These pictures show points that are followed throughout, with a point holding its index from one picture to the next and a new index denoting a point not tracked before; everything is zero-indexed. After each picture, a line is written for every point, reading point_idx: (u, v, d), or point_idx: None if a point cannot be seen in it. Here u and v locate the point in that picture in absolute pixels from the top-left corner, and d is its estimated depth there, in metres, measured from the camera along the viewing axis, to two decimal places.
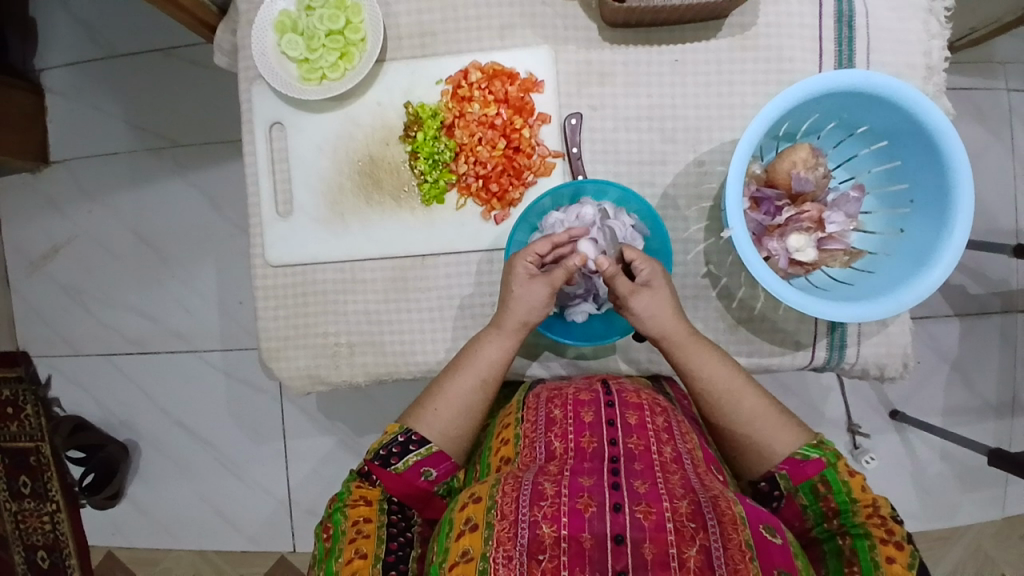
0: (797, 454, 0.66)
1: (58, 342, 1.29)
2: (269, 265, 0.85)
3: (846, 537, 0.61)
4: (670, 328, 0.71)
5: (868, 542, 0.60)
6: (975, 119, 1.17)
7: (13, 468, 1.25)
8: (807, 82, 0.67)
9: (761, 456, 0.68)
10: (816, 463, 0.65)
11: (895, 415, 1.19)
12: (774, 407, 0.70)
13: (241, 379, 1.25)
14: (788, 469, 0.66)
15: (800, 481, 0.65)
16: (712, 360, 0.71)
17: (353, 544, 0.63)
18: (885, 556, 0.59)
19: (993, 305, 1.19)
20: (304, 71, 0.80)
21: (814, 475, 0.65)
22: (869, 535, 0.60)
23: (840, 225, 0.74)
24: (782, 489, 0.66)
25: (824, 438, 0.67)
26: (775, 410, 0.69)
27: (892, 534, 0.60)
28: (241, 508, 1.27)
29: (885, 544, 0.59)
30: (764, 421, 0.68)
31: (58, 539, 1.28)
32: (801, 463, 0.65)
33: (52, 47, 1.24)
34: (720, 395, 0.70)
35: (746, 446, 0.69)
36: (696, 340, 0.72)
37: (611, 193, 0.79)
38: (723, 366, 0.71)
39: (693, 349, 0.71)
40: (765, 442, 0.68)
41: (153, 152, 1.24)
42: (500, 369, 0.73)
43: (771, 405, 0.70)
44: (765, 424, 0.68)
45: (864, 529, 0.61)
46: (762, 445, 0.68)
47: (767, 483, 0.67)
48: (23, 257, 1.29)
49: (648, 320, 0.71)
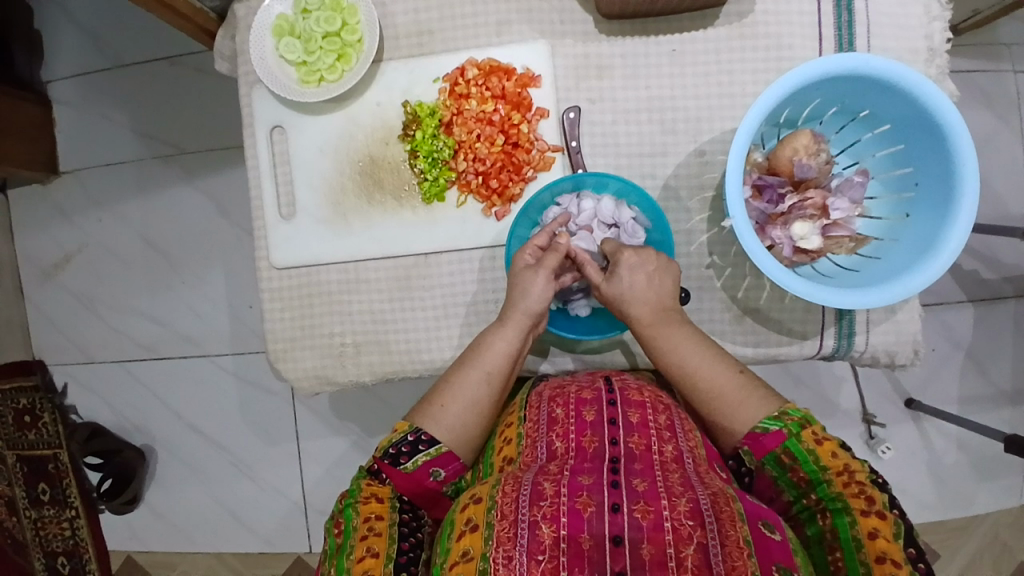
0: (757, 428, 0.64)
1: (72, 350, 1.31)
2: (273, 267, 0.86)
3: (827, 515, 0.60)
4: (633, 312, 0.71)
5: (848, 518, 0.58)
6: (983, 102, 1.15)
7: (32, 475, 1.28)
8: (805, 67, 0.66)
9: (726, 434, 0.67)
10: (776, 435, 0.63)
11: (909, 404, 1.17)
12: (738, 380, 0.68)
13: (252, 382, 1.27)
14: (750, 445, 0.65)
15: (763, 455, 0.64)
16: (679, 342, 0.70)
17: (364, 542, 0.62)
18: (867, 531, 0.57)
19: (1006, 290, 1.17)
20: (303, 74, 0.81)
21: (776, 448, 0.63)
22: (848, 510, 0.58)
23: (845, 211, 0.73)
24: (750, 465, 0.66)
25: (790, 407, 0.65)
26: (738, 382, 0.68)
27: (872, 503, 0.58)
28: (256, 510, 1.28)
29: (865, 517, 0.58)
30: (723, 399, 0.67)
31: (78, 545, 1.30)
32: (761, 437, 0.64)
33: (58, 59, 1.26)
34: (678, 375, 0.70)
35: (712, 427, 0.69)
36: (651, 319, 0.71)
37: (611, 185, 0.79)
38: (681, 342, 0.70)
39: (656, 333, 0.70)
40: (725, 420, 0.67)
41: (160, 160, 1.25)
42: (506, 363, 0.72)
43: (733, 379, 0.68)
44: (724, 403, 0.67)
45: (842, 503, 0.59)
46: (725, 420, 0.67)
47: (735, 461, 0.67)
48: (35, 267, 1.31)
49: (616, 305, 0.72)
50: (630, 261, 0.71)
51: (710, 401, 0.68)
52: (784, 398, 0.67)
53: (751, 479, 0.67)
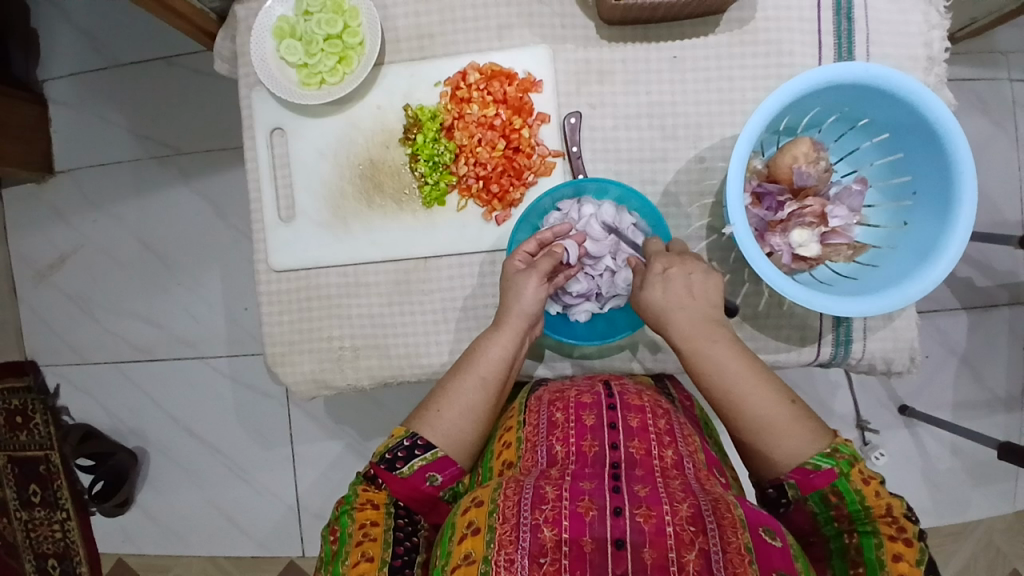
0: (807, 465, 0.61)
1: (65, 350, 1.30)
2: (271, 270, 0.85)
3: (854, 536, 0.61)
4: (676, 324, 0.67)
5: (875, 540, 0.60)
6: (978, 111, 1.16)
7: (23, 477, 1.26)
8: (805, 76, 0.67)
9: (771, 463, 0.63)
10: (828, 474, 0.61)
11: (904, 410, 1.18)
12: (791, 408, 0.64)
13: (248, 385, 1.26)
14: (797, 479, 0.61)
15: (810, 492, 0.61)
16: (730, 359, 0.65)
17: (359, 547, 0.62)
18: (891, 554, 0.59)
19: (1000, 297, 1.18)
20: (304, 76, 0.81)
21: (825, 486, 0.61)
22: (877, 533, 0.60)
23: (844, 218, 0.73)
24: (790, 498, 0.62)
25: (841, 443, 0.62)
26: (790, 411, 0.64)
27: (902, 531, 0.59)
28: (249, 513, 1.27)
29: (893, 542, 0.59)
30: (775, 427, 0.63)
31: (69, 547, 1.29)
32: (811, 473, 0.61)
33: (54, 57, 1.25)
34: (727, 396, 0.65)
35: (758, 454, 0.64)
36: (702, 333, 0.66)
37: (612, 191, 0.80)
38: (735, 358, 0.65)
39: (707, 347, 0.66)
40: (775, 448, 0.63)
41: (157, 160, 1.25)
42: (503, 368, 0.72)
43: (782, 407, 0.64)
44: (776, 431, 0.63)
45: (872, 526, 0.60)
46: (771, 449, 0.63)
47: (774, 489, 0.63)
48: (29, 266, 1.30)
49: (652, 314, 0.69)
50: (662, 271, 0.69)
51: (759, 428, 0.63)
52: (831, 430, 0.64)
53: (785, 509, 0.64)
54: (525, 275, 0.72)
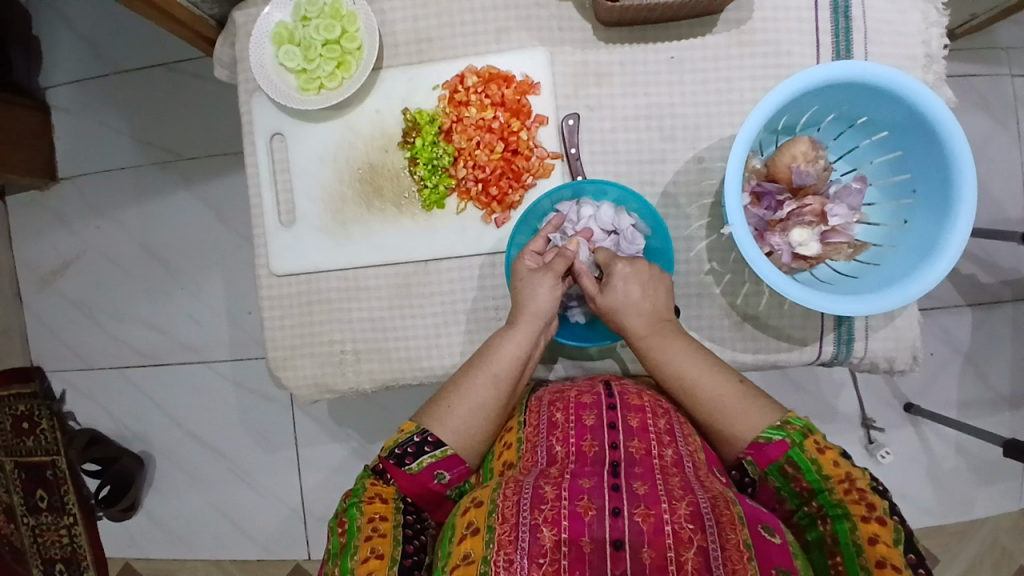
0: (758, 438, 0.64)
1: (70, 357, 1.31)
2: (273, 275, 0.86)
3: (827, 520, 0.60)
4: (629, 323, 0.72)
5: (848, 523, 0.58)
6: (979, 107, 1.16)
7: (29, 482, 1.28)
8: (802, 74, 0.67)
9: (730, 443, 0.67)
10: (780, 445, 0.63)
11: (908, 408, 1.17)
12: (740, 390, 0.68)
13: (251, 389, 1.26)
14: (753, 454, 0.64)
15: (767, 465, 0.64)
16: (678, 352, 0.71)
17: (369, 542, 0.61)
18: (867, 536, 0.57)
19: (1004, 294, 1.18)
20: (303, 81, 0.81)
21: (780, 458, 0.63)
22: (849, 515, 0.59)
23: (844, 217, 0.73)
24: (753, 475, 0.66)
25: (792, 417, 0.65)
26: (742, 391, 0.68)
27: (872, 509, 0.58)
28: (254, 516, 1.28)
29: (866, 523, 0.58)
30: (726, 408, 0.67)
31: (75, 552, 1.30)
32: (764, 446, 0.63)
33: (57, 66, 1.26)
34: (682, 389, 0.70)
35: (717, 438, 0.68)
36: (652, 329, 0.72)
37: (611, 193, 0.79)
38: (684, 352, 0.71)
39: (656, 341, 0.71)
40: (731, 429, 0.66)
41: (159, 166, 1.25)
42: (515, 366, 0.72)
43: (734, 388, 0.68)
44: (728, 412, 0.67)
45: (843, 509, 0.59)
46: (728, 431, 0.67)
47: (738, 471, 0.67)
48: (33, 273, 1.31)
49: (611, 316, 0.73)
50: (623, 273, 0.72)
51: (713, 412, 0.68)
52: (785, 409, 0.67)
53: (755, 489, 0.68)
54: (540, 275, 0.73)
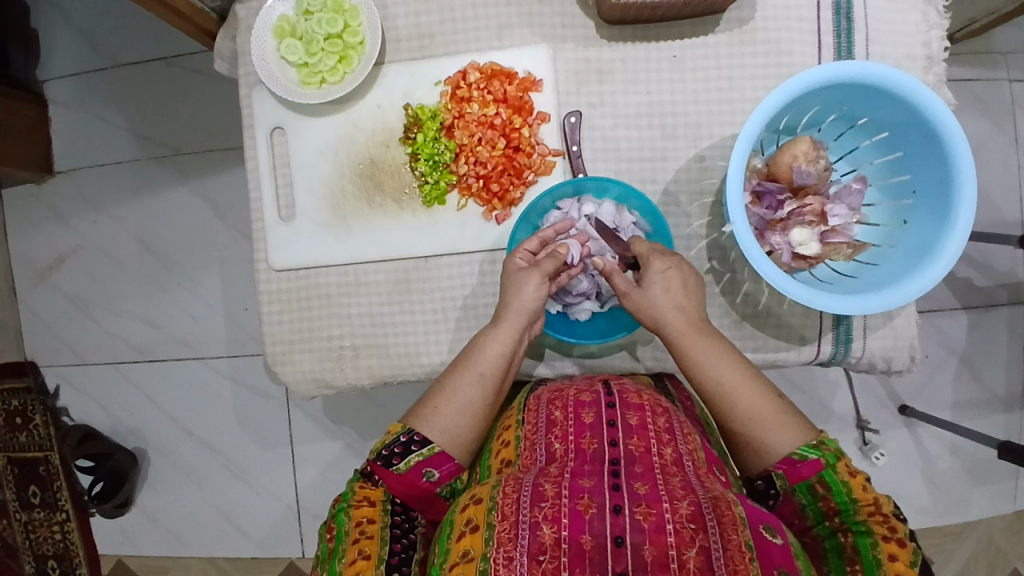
0: (792, 455, 0.64)
1: (64, 351, 1.30)
2: (272, 269, 0.85)
3: (848, 535, 0.61)
4: (668, 322, 0.70)
5: (870, 540, 0.59)
6: (977, 110, 1.17)
7: (22, 477, 1.26)
8: (806, 74, 0.67)
9: (758, 455, 0.66)
10: (814, 464, 0.63)
11: (904, 410, 1.18)
12: (777, 404, 0.67)
13: (247, 385, 1.26)
14: (784, 469, 0.64)
15: (796, 481, 0.63)
16: (717, 355, 0.69)
17: (356, 545, 0.62)
18: (887, 554, 0.58)
19: (1000, 297, 1.18)
20: (304, 75, 0.81)
21: (811, 476, 0.63)
22: (871, 532, 0.59)
23: (843, 217, 0.73)
24: (779, 489, 0.64)
25: (825, 437, 0.65)
26: (778, 405, 0.67)
27: (895, 531, 0.59)
28: (249, 513, 1.27)
29: (887, 542, 0.59)
30: (761, 420, 0.66)
31: (68, 548, 1.28)
32: (798, 464, 0.63)
33: (54, 58, 1.25)
34: (716, 391, 0.68)
35: (745, 446, 0.67)
36: (693, 331, 0.69)
37: (612, 190, 0.79)
38: (724, 357, 0.69)
39: (697, 343, 0.69)
40: (763, 439, 0.66)
41: (156, 160, 1.25)
42: (501, 364, 0.71)
43: (771, 400, 0.67)
44: (763, 424, 0.66)
45: (866, 526, 0.60)
46: (760, 441, 0.66)
47: (763, 482, 0.65)
48: (28, 266, 1.30)
49: (645, 313, 0.71)
50: (660, 269, 0.71)
51: (746, 421, 0.66)
52: (817, 428, 0.66)
53: (775, 502, 0.65)
54: (526, 273, 0.72)
